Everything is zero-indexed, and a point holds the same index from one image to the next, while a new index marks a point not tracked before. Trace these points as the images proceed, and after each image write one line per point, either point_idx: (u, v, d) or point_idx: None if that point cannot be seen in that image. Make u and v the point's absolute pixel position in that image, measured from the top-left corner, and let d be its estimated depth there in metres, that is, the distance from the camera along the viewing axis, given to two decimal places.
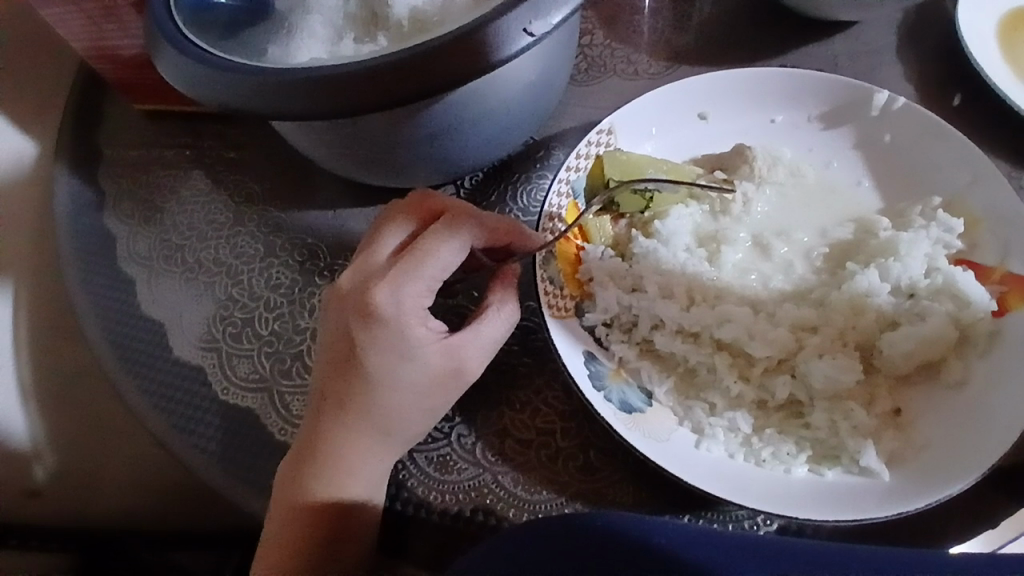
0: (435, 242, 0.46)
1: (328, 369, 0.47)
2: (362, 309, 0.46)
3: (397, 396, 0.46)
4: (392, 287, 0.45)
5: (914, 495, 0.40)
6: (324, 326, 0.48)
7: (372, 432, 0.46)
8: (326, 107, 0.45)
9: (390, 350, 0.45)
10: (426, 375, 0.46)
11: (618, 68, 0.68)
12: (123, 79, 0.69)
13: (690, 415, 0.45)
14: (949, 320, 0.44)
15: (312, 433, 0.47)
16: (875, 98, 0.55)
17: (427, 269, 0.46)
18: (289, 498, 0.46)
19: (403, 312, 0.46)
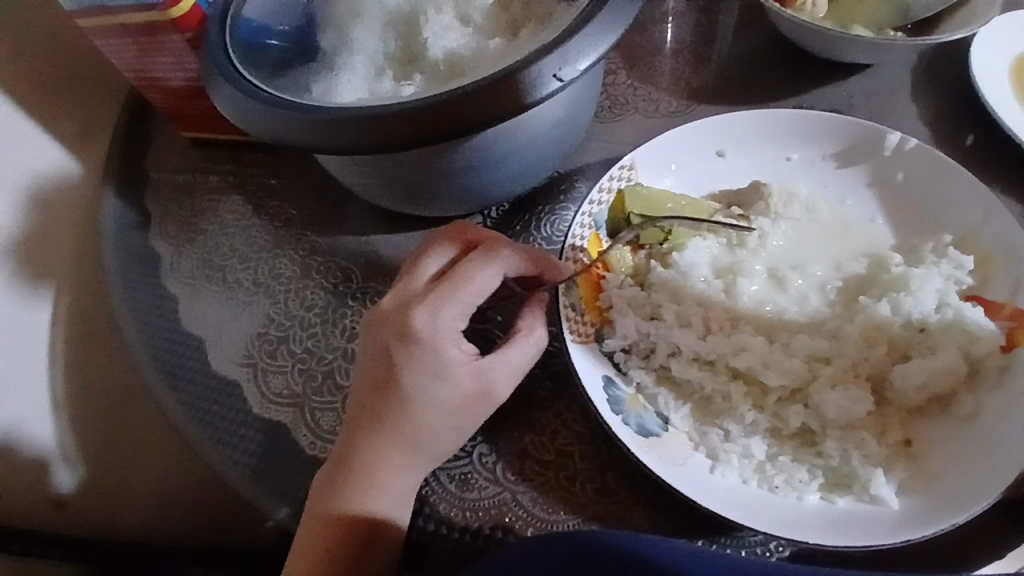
0: (473, 269, 0.48)
1: (367, 386, 0.50)
2: (401, 330, 0.48)
3: (429, 414, 0.48)
4: (430, 310, 0.48)
5: (922, 523, 0.41)
6: (364, 346, 0.51)
7: (405, 448, 0.48)
8: (369, 141, 0.48)
9: (425, 370, 0.48)
10: (458, 394, 0.48)
11: (639, 105, 0.71)
12: (172, 109, 0.74)
13: (705, 441, 0.46)
14: (959, 354, 0.46)
15: (348, 446, 0.49)
16: (887, 139, 0.57)
17: (464, 295, 0.48)
18: (323, 509, 0.49)
19: (440, 334, 0.48)
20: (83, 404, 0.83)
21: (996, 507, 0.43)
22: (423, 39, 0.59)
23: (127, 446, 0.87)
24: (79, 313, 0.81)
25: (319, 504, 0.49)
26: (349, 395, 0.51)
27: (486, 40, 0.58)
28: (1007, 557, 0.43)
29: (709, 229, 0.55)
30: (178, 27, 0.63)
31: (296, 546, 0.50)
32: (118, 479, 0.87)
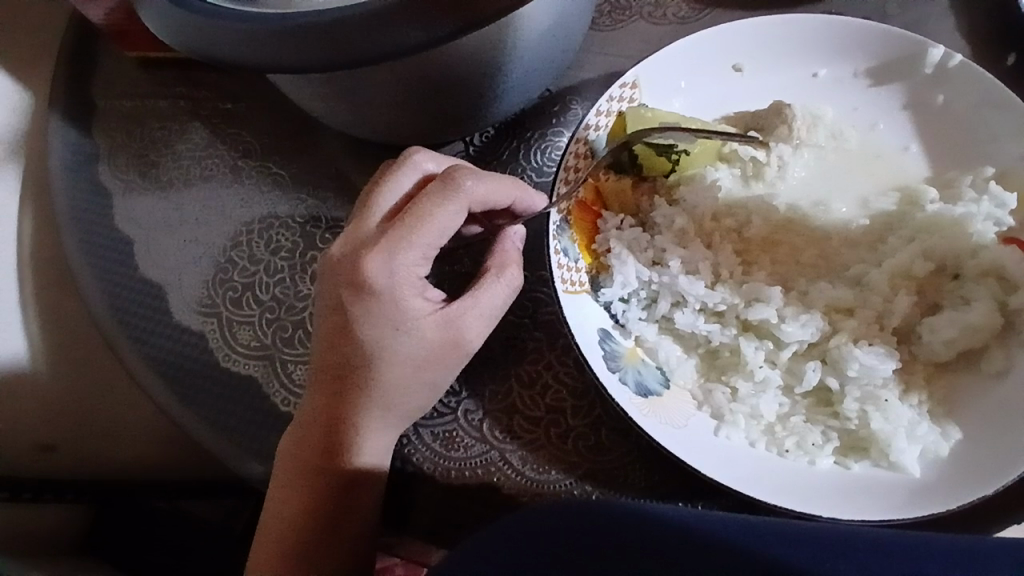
0: (430, 203, 0.42)
1: (321, 340, 0.45)
2: (354, 278, 0.43)
3: (391, 370, 0.43)
4: (384, 256, 0.42)
5: (945, 496, 0.37)
6: (317, 298, 0.46)
7: (366, 407, 0.44)
8: (323, 58, 0.40)
9: (384, 322, 0.43)
10: (423, 346, 0.43)
11: (643, 11, 0.62)
12: (115, 25, 0.63)
13: (710, 400, 0.42)
14: (995, 306, 0.41)
15: (308, 407, 0.45)
16: (929, 54, 0.49)
17: (422, 235, 0.42)
18: (286, 476, 0.45)
19: (398, 282, 0.42)
20: None
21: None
22: None
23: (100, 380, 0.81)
24: None
25: (283, 469, 0.46)
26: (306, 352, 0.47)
27: None
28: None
29: (721, 159, 0.49)
30: None
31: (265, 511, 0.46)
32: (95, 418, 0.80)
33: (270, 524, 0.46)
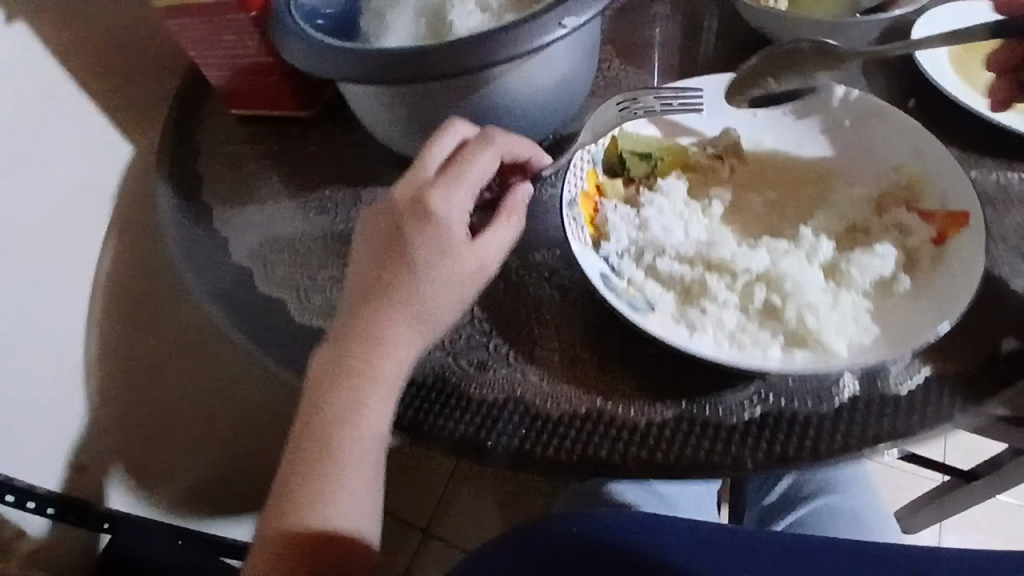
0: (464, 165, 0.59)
1: (370, 265, 0.58)
2: (421, 201, 0.58)
3: (438, 277, 0.57)
4: (446, 188, 0.58)
5: (871, 356, 0.51)
6: (368, 235, 0.60)
7: (416, 304, 0.57)
8: (404, 75, 0.58)
9: (426, 246, 0.57)
10: (455, 267, 0.57)
11: (630, 85, 0.81)
12: (228, 85, 0.84)
13: (686, 317, 0.55)
14: (897, 245, 0.57)
15: (353, 319, 0.57)
16: (834, 92, 0.67)
17: (473, 176, 0.59)
18: (333, 378, 0.56)
19: (453, 208, 0.58)
20: (113, 359, 0.89)
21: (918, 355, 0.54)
22: (449, 18, 0.66)
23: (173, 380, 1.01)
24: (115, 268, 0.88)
25: (342, 355, 0.56)
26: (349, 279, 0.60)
27: (503, 16, 0.66)
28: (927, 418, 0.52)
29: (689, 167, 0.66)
30: (242, 7, 0.73)
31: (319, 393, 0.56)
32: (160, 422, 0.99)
33: (322, 402, 0.55)
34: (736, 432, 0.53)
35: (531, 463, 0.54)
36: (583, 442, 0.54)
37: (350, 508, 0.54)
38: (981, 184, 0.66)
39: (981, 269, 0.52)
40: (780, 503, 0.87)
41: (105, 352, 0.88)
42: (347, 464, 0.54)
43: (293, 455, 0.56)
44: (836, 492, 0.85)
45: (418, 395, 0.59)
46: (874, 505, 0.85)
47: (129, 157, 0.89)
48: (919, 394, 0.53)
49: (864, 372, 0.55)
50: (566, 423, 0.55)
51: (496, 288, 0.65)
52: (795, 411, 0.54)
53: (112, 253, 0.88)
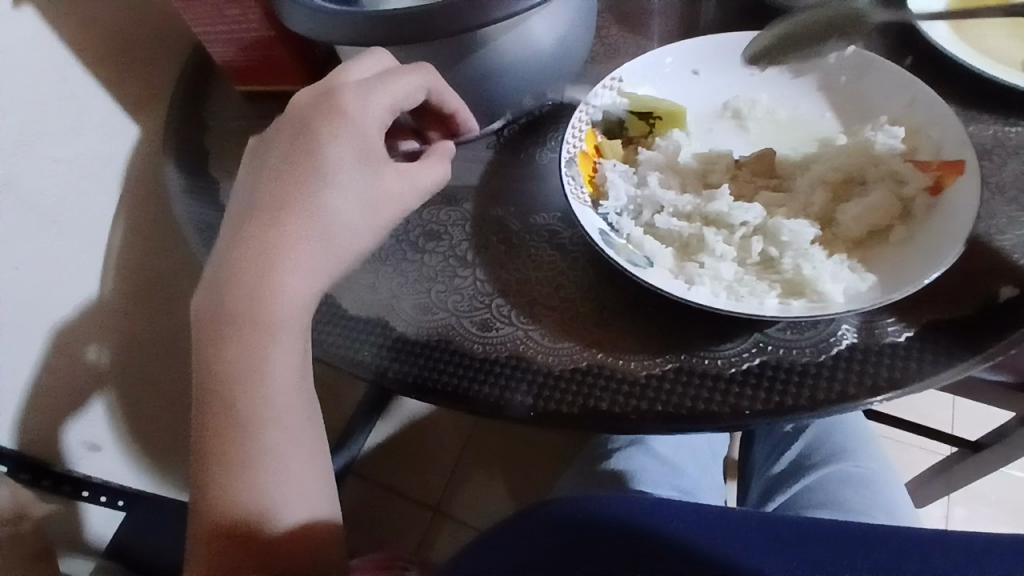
0: (363, 90, 0.59)
1: (252, 199, 0.57)
2: (336, 108, 0.58)
3: (354, 188, 0.57)
4: (362, 95, 0.59)
5: (863, 301, 0.50)
6: (257, 172, 0.58)
7: (331, 216, 0.56)
8: (415, 32, 0.59)
9: (313, 175, 0.56)
10: (363, 189, 0.58)
11: (629, 51, 0.81)
12: (229, 61, 0.84)
13: (684, 270, 0.56)
14: (894, 195, 0.57)
15: (238, 255, 0.55)
16: (830, 50, 0.67)
17: (393, 89, 0.60)
18: (224, 319, 0.54)
19: (366, 114, 0.59)
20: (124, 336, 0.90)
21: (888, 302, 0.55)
22: None
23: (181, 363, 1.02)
24: (125, 244, 0.90)
25: (252, 262, 0.55)
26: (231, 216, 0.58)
27: None
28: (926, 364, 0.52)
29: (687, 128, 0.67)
30: None
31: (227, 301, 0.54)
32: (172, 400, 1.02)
33: (228, 312, 0.54)
34: (736, 381, 0.54)
35: (534, 415, 0.55)
36: (584, 394, 0.55)
37: (281, 476, 0.54)
38: (978, 137, 0.66)
39: (977, 207, 0.52)
40: (788, 471, 0.88)
41: (117, 329, 0.89)
42: (262, 405, 0.54)
43: (203, 415, 0.54)
44: (844, 459, 0.86)
45: (421, 353, 0.60)
46: (880, 470, 0.86)
47: (135, 139, 0.90)
48: (918, 340, 0.54)
49: (862, 321, 0.55)
50: (567, 377, 0.56)
51: (498, 250, 0.66)
52: (794, 361, 0.54)
53: (122, 230, 0.89)
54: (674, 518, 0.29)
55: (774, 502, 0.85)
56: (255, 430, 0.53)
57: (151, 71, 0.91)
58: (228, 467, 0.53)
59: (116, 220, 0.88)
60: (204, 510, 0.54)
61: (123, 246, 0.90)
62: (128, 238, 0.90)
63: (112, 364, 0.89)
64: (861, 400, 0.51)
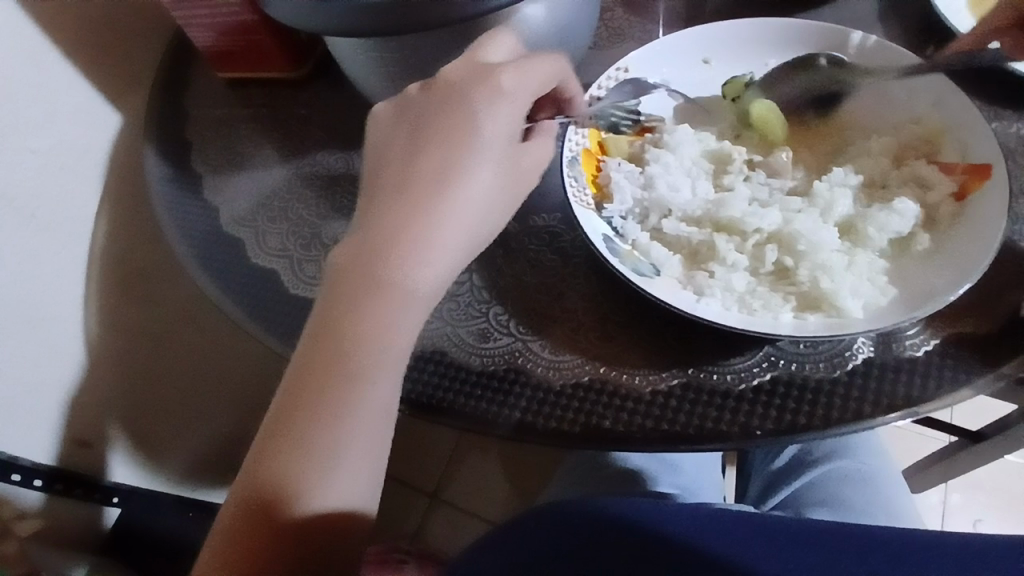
0: (527, 64, 0.53)
1: (399, 150, 0.52)
2: (491, 78, 0.52)
3: (485, 172, 0.50)
4: (517, 71, 0.52)
5: (887, 319, 0.48)
6: (403, 115, 0.53)
7: (457, 199, 0.49)
8: (408, 21, 0.55)
9: (467, 139, 0.50)
10: (496, 173, 0.51)
11: (634, 35, 0.76)
12: (210, 46, 0.78)
13: (692, 280, 0.54)
14: (915, 202, 0.55)
15: (369, 221, 0.49)
16: (850, 38, 0.62)
17: (547, 69, 0.53)
18: (360, 278, 0.48)
19: (516, 92, 0.52)
20: (116, 334, 0.87)
21: (915, 323, 0.52)
22: None
23: (172, 361, 0.98)
24: (108, 238, 0.85)
25: (377, 225, 0.49)
26: (380, 161, 0.52)
27: None
28: (947, 386, 0.50)
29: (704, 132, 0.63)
30: None
31: (352, 262, 0.49)
32: (165, 400, 0.99)
33: (346, 274, 0.48)
34: (745, 400, 0.51)
35: (532, 434, 0.52)
36: (586, 412, 0.52)
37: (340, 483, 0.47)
38: (1002, 136, 0.62)
39: (1005, 216, 0.49)
40: (789, 468, 0.84)
41: (103, 327, 0.85)
42: (362, 389, 0.47)
43: (295, 368, 0.48)
44: (845, 456, 0.83)
45: (414, 365, 0.57)
46: (885, 466, 0.83)
47: (117, 129, 0.85)
48: (937, 356, 0.51)
49: (878, 335, 0.53)
50: (569, 393, 0.53)
51: (496, 254, 0.62)
52: (807, 378, 0.51)
53: (106, 224, 0.85)
54: (672, 521, 0.29)
55: (775, 499, 0.82)
56: (344, 419, 0.47)
57: (132, 56, 0.86)
58: (304, 437, 0.47)
59: (99, 214, 0.84)
60: (247, 480, 0.47)
61: (107, 243, 0.85)
62: (112, 231, 0.85)
63: (103, 363, 0.86)
64: (876, 421, 0.49)
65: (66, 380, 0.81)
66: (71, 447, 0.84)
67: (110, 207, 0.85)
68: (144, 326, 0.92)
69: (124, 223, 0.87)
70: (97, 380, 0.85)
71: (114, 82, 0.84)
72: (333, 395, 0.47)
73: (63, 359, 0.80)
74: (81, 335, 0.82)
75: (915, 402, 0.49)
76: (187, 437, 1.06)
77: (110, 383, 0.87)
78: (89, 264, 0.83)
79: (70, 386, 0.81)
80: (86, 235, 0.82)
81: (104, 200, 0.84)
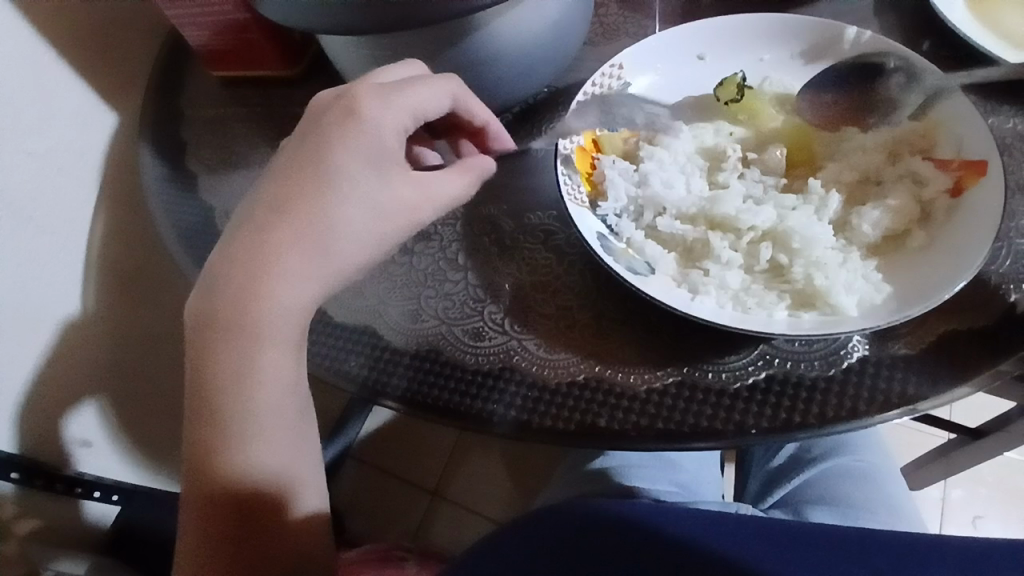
0: (386, 94, 0.51)
1: (254, 195, 0.50)
2: (350, 111, 0.50)
3: (353, 201, 0.49)
4: (377, 100, 0.51)
5: (881, 316, 0.48)
6: (269, 162, 0.52)
7: (318, 230, 0.48)
8: (401, 19, 0.55)
9: (320, 174, 0.49)
10: (371, 202, 0.50)
11: (630, 31, 0.76)
12: (203, 45, 0.78)
13: (687, 278, 0.54)
14: (910, 198, 0.55)
15: (219, 273, 0.48)
16: (846, 33, 0.62)
17: (414, 98, 0.52)
18: (219, 327, 0.47)
19: (381, 122, 0.50)
20: (113, 333, 0.87)
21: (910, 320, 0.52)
22: None
23: (170, 360, 0.98)
24: (105, 238, 0.85)
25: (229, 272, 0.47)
26: (242, 205, 0.50)
27: None
28: (942, 382, 0.49)
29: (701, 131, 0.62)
30: None
31: (204, 312, 0.47)
32: (163, 399, 0.99)
33: (207, 324, 0.47)
34: (741, 398, 0.51)
35: (526, 432, 0.52)
36: (580, 410, 0.52)
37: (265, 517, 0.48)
38: (998, 131, 0.62)
39: (999, 212, 0.49)
40: (787, 465, 0.84)
41: (100, 326, 0.85)
42: (244, 432, 0.47)
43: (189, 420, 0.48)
44: (843, 452, 0.83)
45: (409, 365, 0.57)
46: (884, 462, 0.83)
47: (113, 128, 0.85)
48: (931, 353, 0.51)
49: (874, 333, 0.52)
50: (563, 391, 0.53)
51: (491, 253, 0.62)
52: (802, 375, 0.51)
53: (103, 223, 0.85)
54: (673, 524, 0.29)
55: (774, 497, 0.82)
56: (238, 459, 0.47)
57: (127, 54, 0.86)
58: (212, 483, 0.47)
59: (96, 213, 0.84)
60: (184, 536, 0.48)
61: (104, 243, 0.85)
62: (109, 230, 0.85)
63: (101, 363, 0.86)
64: (872, 418, 0.49)
65: (65, 379, 0.81)
66: (69, 447, 0.84)
67: (106, 206, 0.85)
68: (142, 325, 0.92)
69: (121, 222, 0.87)
70: (96, 379, 0.85)
71: (110, 81, 0.84)
72: (221, 435, 0.47)
73: (61, 358, 0.80)
74: (79, 334, 0.82)
75: (910, 399, 0.49)
76: None
77: (107, 382, 0.87)
78: (86, 264, 0.83)
79: (69, 386, 0.82)
80: (83, 235, 0.82)
81: (100, 200, 0.84)
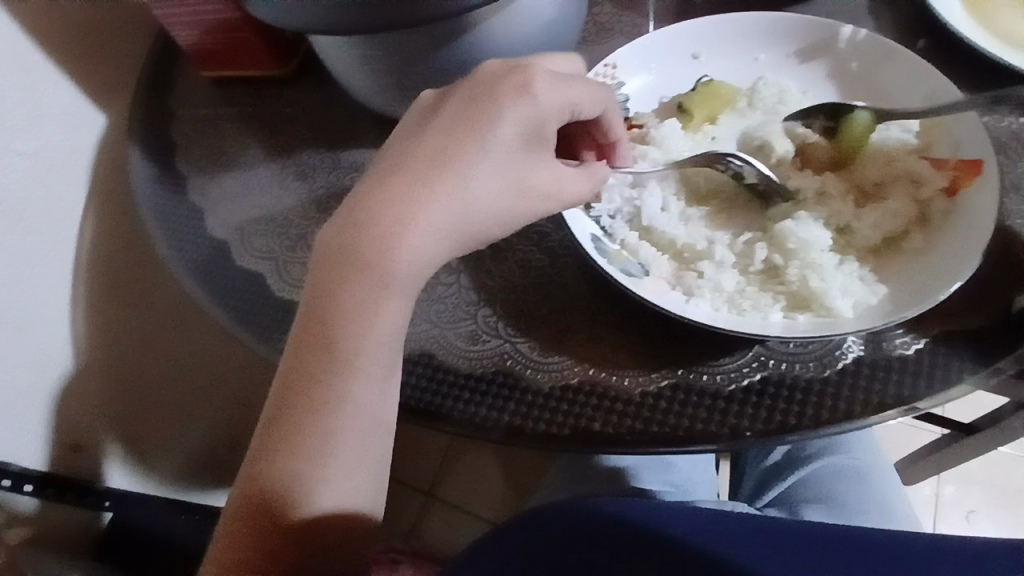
0: (564, 80, 0.49)
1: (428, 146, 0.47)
2: (516, 82, 0.48)
3: (509, 172, 0.47)
4: (549, 81, 0.49)
5: (875, 318, 0.48)
6: (439, 112, 0.48)
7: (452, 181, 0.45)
8: (392, 19, 0.54)
9: (475, 133, 0.46)
10: (507, 169, 0.47)
11: (624, 30, 0.75)
12: (194, 46, 0.77)
13: (681, 281, 0.53)
14: (906, 198, 0.54)
15: (352, 213, 0.45)
16: (841, 33, 0.62)
17: (582, 93, 0.50)
18: (361, 266, 0.44)
19: (540, 104, 0.48)
20: (105, 336, 0.86)
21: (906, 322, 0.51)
22: None
23: (162, 362, 0.98)
24: (94, 241, 0.84)
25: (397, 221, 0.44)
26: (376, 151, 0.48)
27: None
28: (939, 383, 0.49)
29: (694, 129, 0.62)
30: None
31: (379, 261, 0.44)
32: (157, 401, 0.98)
33: (362, 269, 0.44)
34: (736, 400, 0.51)
35: (521, 437, 0.51)
36: (575, 414, 0.52)
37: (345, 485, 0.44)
38: (992, 131, 0.61)
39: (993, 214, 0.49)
40: (782, 464, 0.84)
41: (91, 329, 0.84)
42: (347, 383, 0.44)
43: (287, 362, 0.45)
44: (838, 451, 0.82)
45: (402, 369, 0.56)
46: (878, 461, 0.83)
47: (101, 130, 0.84)
48: (927, 354, 0.50)
49: (869, 335, 0.52)
50: (559, 394, 0.53)
51: (484, 255, 0.62)
52: (797, 377, 0.51)
53: (92, 227, 0.83)
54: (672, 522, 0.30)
55: (770, 496, 0.81)
56: (335, 414, 0.44)
57: (115, 54, 0.85)
58: (303, 428, 0.44)
59: (85, 216, 0.82)
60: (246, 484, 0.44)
61: (94, 246, 0.84)
62: (99, 234, 0.84)
63: (92, 366, 0.85)
64: (868, 420, 0.48)
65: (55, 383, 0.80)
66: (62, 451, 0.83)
67: (95, 209, 0.84)
68: (133, 328, 0.91)
69: (110, 225, 0.86)
70: (87, 383, 0.85)
71: (97, 81, 0.82)
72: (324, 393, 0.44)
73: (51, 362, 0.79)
74: (70, 337, 0.81)
75: (905, 399, 0.49)
76: (179, 439, 1.06)
77: (99, 386, 0.87)
78: (76, 267, 0.82)
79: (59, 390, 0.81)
80: (72, 238, 0.81)
81: (89, 202, 0.83)
